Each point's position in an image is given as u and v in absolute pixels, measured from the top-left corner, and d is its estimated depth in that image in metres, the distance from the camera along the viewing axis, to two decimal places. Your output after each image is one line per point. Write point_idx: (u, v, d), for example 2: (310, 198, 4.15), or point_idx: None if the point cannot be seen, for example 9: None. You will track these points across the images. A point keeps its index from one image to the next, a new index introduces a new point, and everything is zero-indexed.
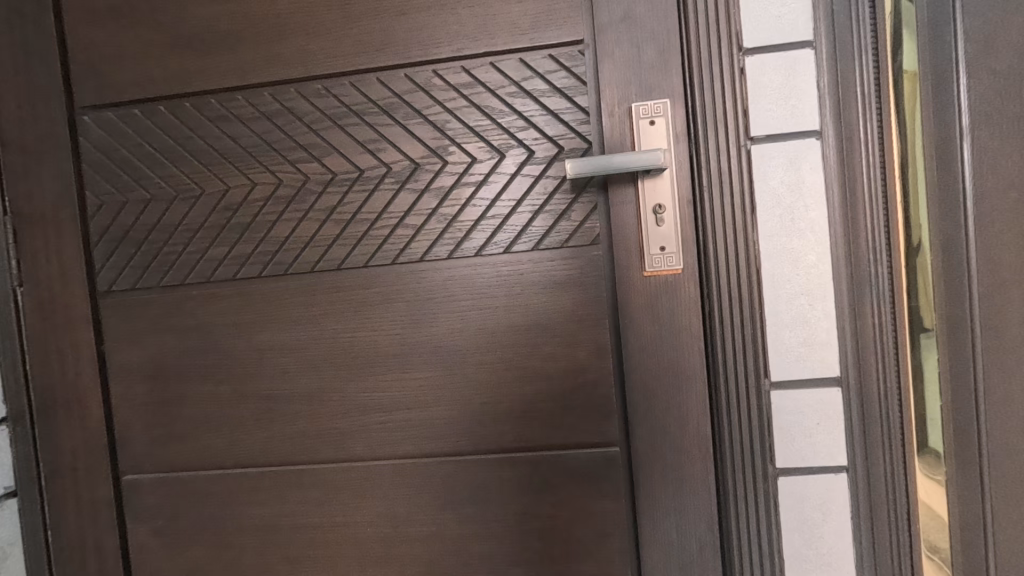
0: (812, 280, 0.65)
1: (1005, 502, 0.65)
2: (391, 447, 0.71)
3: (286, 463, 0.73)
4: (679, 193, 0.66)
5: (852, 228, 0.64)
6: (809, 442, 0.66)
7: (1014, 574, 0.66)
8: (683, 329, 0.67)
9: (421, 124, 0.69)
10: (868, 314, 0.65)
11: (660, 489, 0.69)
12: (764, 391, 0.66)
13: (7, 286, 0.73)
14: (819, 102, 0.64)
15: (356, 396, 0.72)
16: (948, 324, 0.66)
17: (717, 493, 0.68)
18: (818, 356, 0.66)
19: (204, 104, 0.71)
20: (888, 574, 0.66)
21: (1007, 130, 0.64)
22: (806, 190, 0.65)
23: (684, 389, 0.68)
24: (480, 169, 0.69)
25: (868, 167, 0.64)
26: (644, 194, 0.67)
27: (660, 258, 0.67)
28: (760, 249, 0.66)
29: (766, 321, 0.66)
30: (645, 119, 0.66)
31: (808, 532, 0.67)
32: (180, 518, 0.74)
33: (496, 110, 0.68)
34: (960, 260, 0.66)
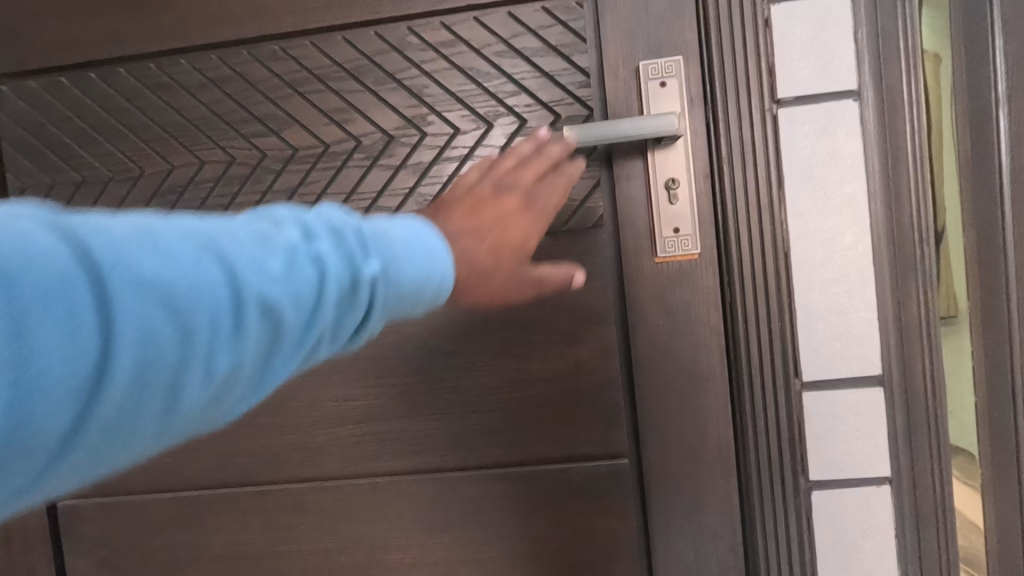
0: (849, 265, 0.56)
1: None
2: (367, 463, 0.62)
3: (247, 482, 0.64)
4: (697, 167, 0.58)
5: (895, 204, 0.56)
6: (846, 451, 0.58)
7: None
8: (701, 322, 0.59)
9: (396, 91, 0.59)
10: (913, 303, 0.56)
11: (676, 506, 0.60)
12: (795, 393, 0.58)
13: None
14: (857, 57, 0.55)
15: (326, 406, 0.63)
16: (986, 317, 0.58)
17: (740, 510, 0.60)
18: (855, 352, 0.57)
19: (141, 69, 0.62)
20: None
21: None
22: (840, 160, 0.56)
23: (702, 391, 0.59)
24: (464, 142, 0.59)
25: (913, 132, 0.55)
26: (655, 166, 0.58)
27: (675, 244, 0.58)
28: (789, 229, 0.57)
29: (797, 313, 0.57)
30: (655, 80, 0.57)
31: (844, 554, 0.59)
32: (130, 547, 0.65)
33: (483, 73, 0.59)
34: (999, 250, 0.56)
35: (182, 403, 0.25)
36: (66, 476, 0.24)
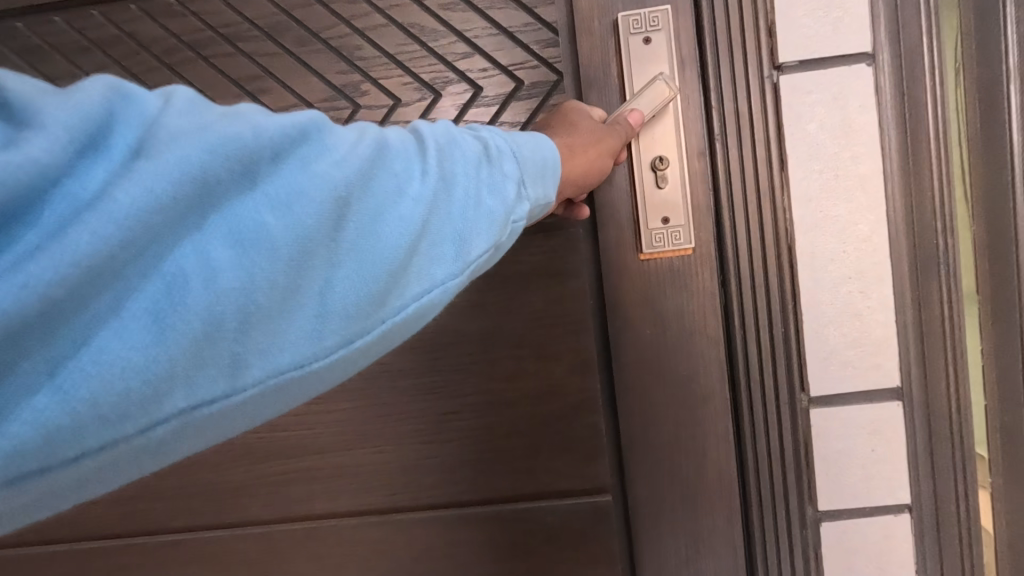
0: (862, 258, 0.48)
1: None
2: (302, 504, 0.53)
3: (165, 525, 0.54)
4: (691, 145, 0.49)
5: (914, 187, 0.47)
6: (861, 474, 0.50)
7: None
8: (699, 329, 0.50)
9: (321, 53, 0.52)
10: (936, 303, 0.48)
11: (670, 545, 0.52)
12: (801, 409, 0.49)
13: None
14: (871, 14, 0.47)
15: (247, 439, 0.53)
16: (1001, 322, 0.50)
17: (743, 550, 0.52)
18: (872, 360, 0.49)
19: (10, 31, 0.55)
20: None
21: None
22: (853, 135, 0.48)
23: (699, 411, 0.51)
24: (408, 114, 0.52)
25: (936, 104, 0.47)
26: (639, 142, 0.49)
27: (664, 238, 0.49)
28: (794, 218, 0.48)
29: (803, 317, 0.49)
30: (638, 35, 0.48)
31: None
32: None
33: (428, 31, 0.51)
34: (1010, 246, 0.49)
35: (485, 177, 0.26)
36: (417, 246, 0.24)
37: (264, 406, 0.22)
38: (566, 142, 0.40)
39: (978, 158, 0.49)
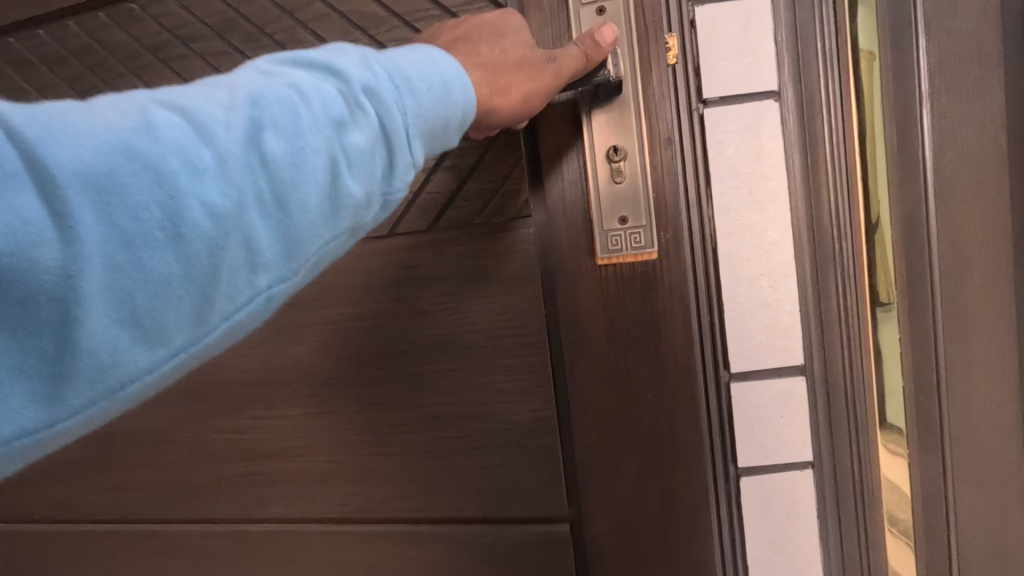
0: (771, 261, 0.59)
1: (960, 454, 0.74)
2: (321, 482, 0.69)
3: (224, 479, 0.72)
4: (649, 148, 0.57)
5: (816, 202, 0.58)
6: (770, 437, 0.61)
7: (964, 515, 0.75)
8: (660, 322, 0.59)
9: (268, 46, 0.65)
10: (833, 295, 0.59)
11: (631, 508, 0.62)
12: (724, 382, 0.60)
13: None
14: (777, 58, 0.57)
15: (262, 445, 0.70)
16: (907, 291, 0.71)
17: (695, 513, 0.61)
18: (782, 343, 0.59)
19: (13, 55, 0.73)
20: None
21: (950, 107, 0.69)
22: (764, 158, 0.58)
23: (654, 393, 0.60)
24: None
25: (832, 133, 0.57)
26: (595, 136, 0.58)
27: (620, 240, 0.59)
28: (717, 226, 0.59)
29: (724, 306, 0.59)
30: (591, 7, 0.57)
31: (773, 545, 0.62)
32: (136, 501, 0.75)
33: (370, 18, 0.62)
34: (918, 229, 0.71)
35: (336, 161, 0.31)
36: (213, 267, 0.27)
37: (68, 431, 0.26)
38: (537, 89, 0.50)
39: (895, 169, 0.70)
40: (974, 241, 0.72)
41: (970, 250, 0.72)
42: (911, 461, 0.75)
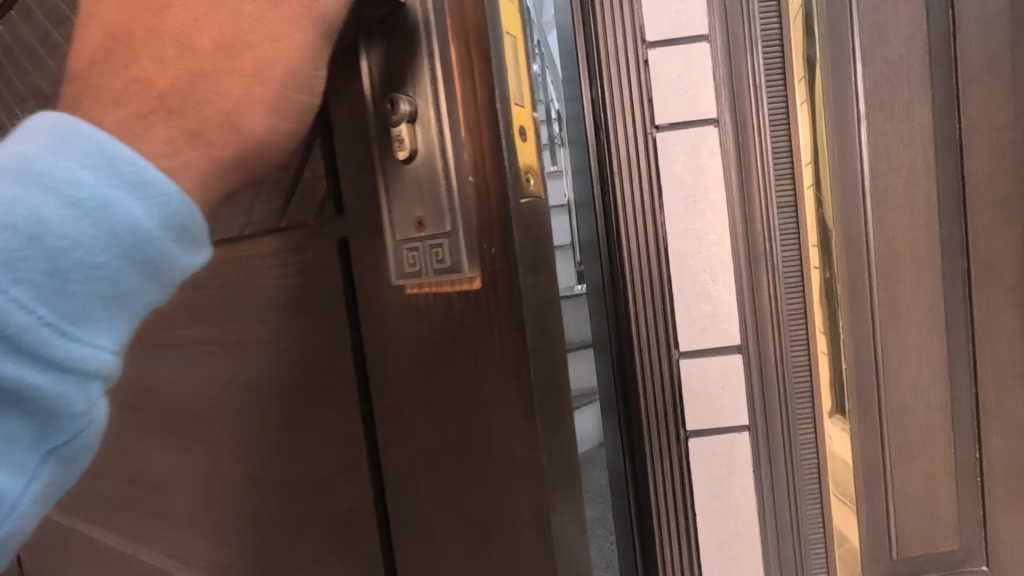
0: (710, 260, 0.75)
1: (894, 432, 0.83)
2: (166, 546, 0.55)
3: None
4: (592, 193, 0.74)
5: (748, 210, 0.74)
6: (713, 406, 0.76)
7: (905, 483, 0.85)
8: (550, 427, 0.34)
9: None
10: (765, 285, 0.75)
11: None
12: (674, 360, 0.75)
13: None
14: (716, 92, 0.73)
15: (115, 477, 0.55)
16: (849, 283, 0.80)
17: (637, 468, 0.77)
18: (721, 326, 0.75)
19: None
20: (787, 515, 0.79)
21: (886, 120, 0.79)
22: (706, 173, 0.74)
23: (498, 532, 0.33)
24: None
25: (761, 152, 0.75)
26: (371, 78, 0.33)
27: (419, 259, 0.33)
28: (668, 230, 0.74)
29: (674, 299, 0.75)
30: None
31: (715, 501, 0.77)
32: None
33: None
34: (859, 228, 0.80)
35: None
36: None
37: None
38: (201, 133, 0.28)
39: (836, 172, 0.79)
40: (909, 243, 0.81)
41: (898, 252, 0.81)
42: (861, 444, 0.83)
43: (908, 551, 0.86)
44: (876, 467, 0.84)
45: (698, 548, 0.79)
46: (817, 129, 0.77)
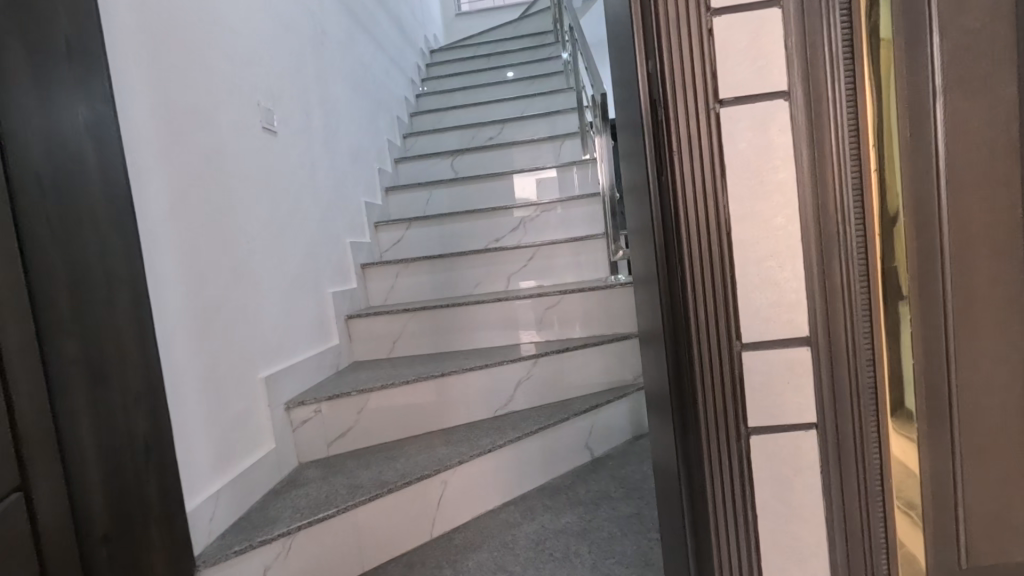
0: (777, 244, 0.69)
1: (966, 435, 0.78)
2: None
3: None
4: (650, 173, 0.71)
5: (821, 191, 0.69)
6: (778, 400, 0.72)
7: (979, 489, 0.79)
8: None
9: None
10: (836, 272, 0.70)
11: None
12: (735, 351, 0.71)
13: (47, 278, 0.88)
14: (788, 61, 0.68)
15: None
16: (920, 280, 0.74)
17: (695, 463, 0.73)
18: (788, 317, 0.70)
19: None
20: (857, 521, 0.74)
21: (970, 96, 0.72)
22: (774, 153, 0.68)
23: None
24: None
25: (836, 126, 0.69)
26: None
27: None
28: (731, 214, 0.69)
29: (737, 288, 0.70)
30: None
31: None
32: None
33: None
34: (932, 214, 0.73)
35: None
36: None
37: None
38: None
39: (914, 152, 0.72)
40: (988, 231, 0.75)
41: (977, 243, 0.75)
42: (931, 452, 0.77)
43: (978, 562, 0.80)
44: (946, 474, 0.77)
45: (757, 551, 0.74)
46: (885, 109, 0.70)
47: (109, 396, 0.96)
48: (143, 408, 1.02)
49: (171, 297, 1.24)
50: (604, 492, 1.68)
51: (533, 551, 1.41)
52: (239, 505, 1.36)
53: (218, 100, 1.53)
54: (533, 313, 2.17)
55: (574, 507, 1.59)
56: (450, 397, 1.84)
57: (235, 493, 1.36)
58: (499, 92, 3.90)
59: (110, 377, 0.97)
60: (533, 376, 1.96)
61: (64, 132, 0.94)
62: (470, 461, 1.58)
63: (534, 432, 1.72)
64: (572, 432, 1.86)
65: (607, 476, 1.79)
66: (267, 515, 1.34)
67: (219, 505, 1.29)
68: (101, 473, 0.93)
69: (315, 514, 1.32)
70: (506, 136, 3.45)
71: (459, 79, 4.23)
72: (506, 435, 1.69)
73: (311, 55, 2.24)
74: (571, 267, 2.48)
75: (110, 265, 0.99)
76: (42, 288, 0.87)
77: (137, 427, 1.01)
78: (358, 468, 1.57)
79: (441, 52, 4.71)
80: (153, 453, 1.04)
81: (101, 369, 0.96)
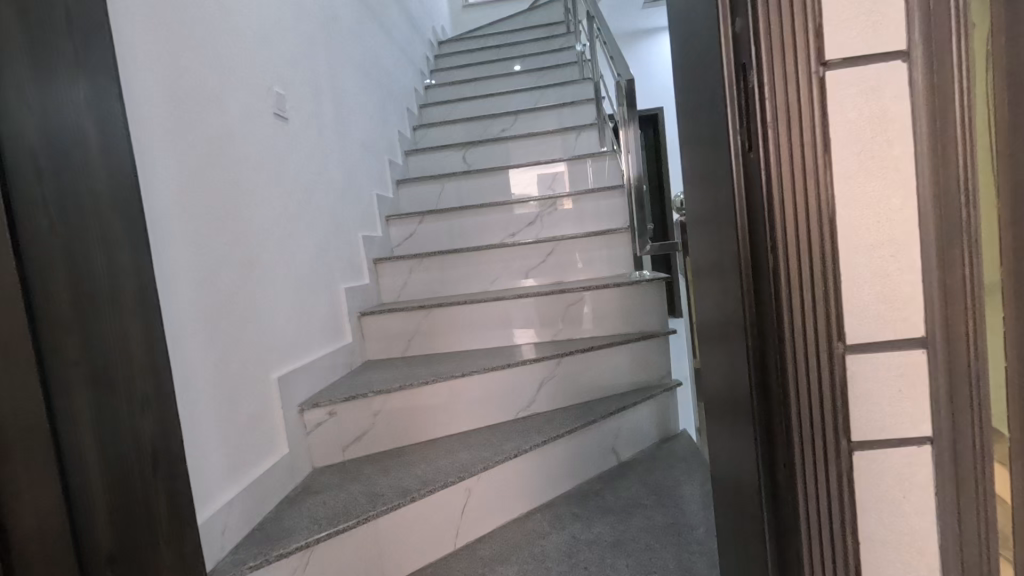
0: (886, 231, 0.57)
1: None
2: None
3: None
4: (734, 146, 0.62)
5: (943, 168, 0.56)
6: (888, 412, 0.59)
7: None
8: None
9: None
10: (958, 264, 0.57)
11: None
12: (836, 354, 0.59)
13: (45, 271, 0.80)
14: (905, 16, 0.55)
15: None
16: None
17: (785, 486, 0.62)
18: (901, 315, 0.58)
19: None
20: (979, 560, 0.60)
21: None
22: (888, 121, 0.56)
23: None
24: None
25: (962, 95, 0.55)
26: None
27: None
28: (836, 194, 0.57)
29: (841, 281, 0.58)
30: None
31: (887, 537, 0.61)
32: None
33: None
34: None
35: None
36: None
37: None
38: None
39: None
40: None
41: None
42: None
43: None
44: None
45: None
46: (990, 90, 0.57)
47: (115, 401, 0.87)
48: (152, 413, 0.93)
49: (181, 293, 1.15)
50: (636, 499, 1.59)
51: (567, 564, 1.32)
52: (252, 515, 1.28)
53: (229, 83, 1.44)
54: (533, 312, 2.09)
55: (605, 516, 1.50)
56: (470, 398, 1.75)
57: (248, 502, 1.27)
58: (511, 84, 3.81)
59: (118, 382, 0.88)
60: (556, 376, 1.87)
61: (59, 107, 0.84)
62: (494, 467, 1.49)
63: (560, 436, 1.63)
64: (598, 435, 1.77)
65: (636, 481, 1.70)
66: (282, 526, 1.25)
67: (231, 515, 1.20)
68: (105, 487, 0.84)
69: (333, 526, 1.22)
70: (519, 128, 3.36)
71: (469, 71, 4.13)
72: (532, 438, 1.60)
73: (322, 40, 2.15)
74: (592, 262, 2.39)
75: (115, 257, 0.90)
76: (37, 281, 0.80)
77: (146, 435, 0.91)
78: (377, 474, 1.48)
79: (449, 43, 4.61)
80: (162, 463, 0.94)
81: (104, 370, 0.86)
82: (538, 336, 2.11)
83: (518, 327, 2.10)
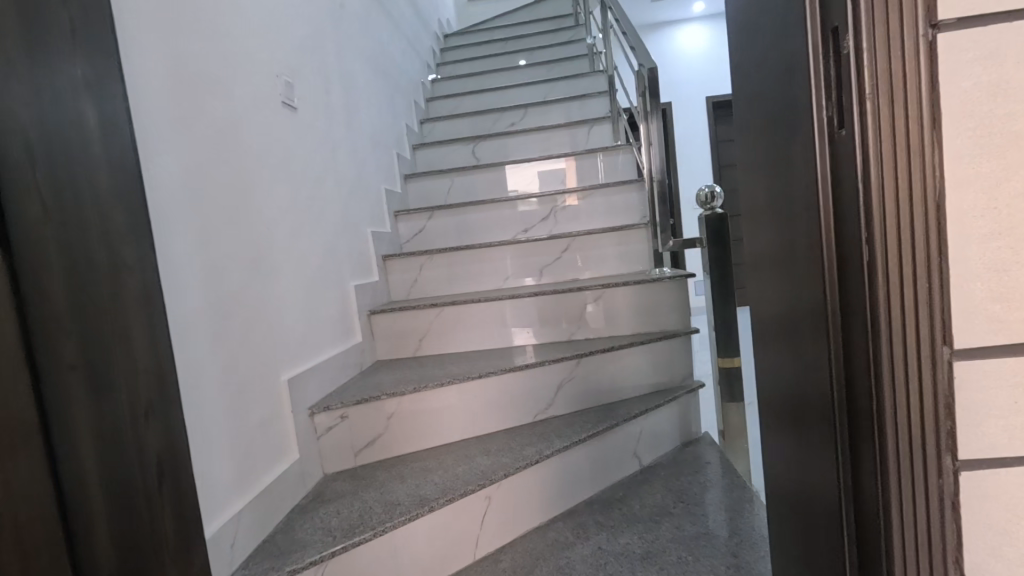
0: (1003, 221, 0.50)
1: None
2: None
3: None
4: (820, 122, 0.55)
5: None
6: (1000, 427, 0.52)
7: None
8: None
9: None
10: None
11: None
12: (942, 359, 0.51)
13: (41, 263, 0.71)
14: None
15: None
16: None
17: (876, 511, 0.54)
18: (1017, 316, 0.51)
19: None
20: None
21: None
22: (1008, 94, 0.49)
23: None
24: None
25: None
26: None
27: None
28: (946, 176, 0.49)
29: (949, 275, 0.50)
30: None
31: (995, 569, 0.54)
32: None
33: None
34: None
35: None
36: None
37: None
38: None
39: None
40: None
41: None
42: None
43: None
44: None
45: None
46: None
47: (118, 409, 0.80)
48: (155, 421, 0.85)
49: (187, 290, 1.07)
50: (663, 507, 1.51)
51: None
52: (262, 525, 1.20)
53: (235, 69, 1.37)
54: (542, 311, 2.01)
55: (631, 526, 1.43)
56: (487, 400, 1.68)
57: (258, 512, 1.19)
58: (519, 77, 3.73)
59: (119, 387, 0.80)
60: (575, 378, 1.80)
61: (58, 86, 0.76)
62: (516, 473, 1.42)
63: (582, 440, 1.56)
64: (620, 439, 1.69)
65: (661, 488, 1.63)
66: (295, 538, 1.18)
67: (241, 524, 1.13)
68: (108, 505, 0.76)
69: (349, 538, 1.15)
70: (529, 121, 3.28)
71: (476, 64, 4.05)
72: (553, 443, 1.53)
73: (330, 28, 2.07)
74: (608, 258, 2.32)
75: (115, 249, 0.83)
76: (33, 275, 0.71)
77: (148, 446, 0.84)
78: (392, 481, 1.40)
79: (455, 36, 4.52)
80: (168, 475, 0.86)
81: (105, 376, 0.79)
82: (548, 336, 2.03)
83: (516, 327, 2.03)
